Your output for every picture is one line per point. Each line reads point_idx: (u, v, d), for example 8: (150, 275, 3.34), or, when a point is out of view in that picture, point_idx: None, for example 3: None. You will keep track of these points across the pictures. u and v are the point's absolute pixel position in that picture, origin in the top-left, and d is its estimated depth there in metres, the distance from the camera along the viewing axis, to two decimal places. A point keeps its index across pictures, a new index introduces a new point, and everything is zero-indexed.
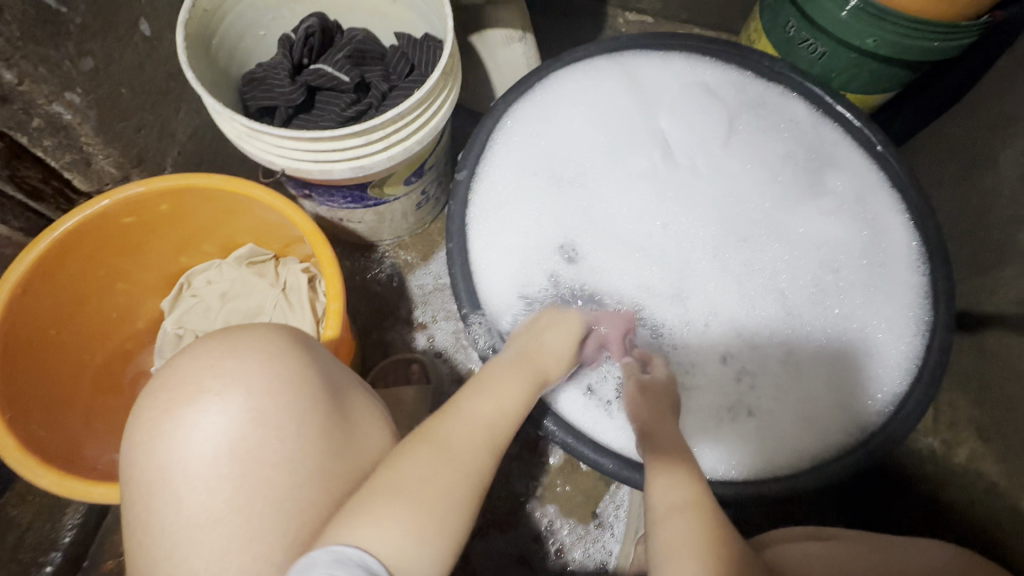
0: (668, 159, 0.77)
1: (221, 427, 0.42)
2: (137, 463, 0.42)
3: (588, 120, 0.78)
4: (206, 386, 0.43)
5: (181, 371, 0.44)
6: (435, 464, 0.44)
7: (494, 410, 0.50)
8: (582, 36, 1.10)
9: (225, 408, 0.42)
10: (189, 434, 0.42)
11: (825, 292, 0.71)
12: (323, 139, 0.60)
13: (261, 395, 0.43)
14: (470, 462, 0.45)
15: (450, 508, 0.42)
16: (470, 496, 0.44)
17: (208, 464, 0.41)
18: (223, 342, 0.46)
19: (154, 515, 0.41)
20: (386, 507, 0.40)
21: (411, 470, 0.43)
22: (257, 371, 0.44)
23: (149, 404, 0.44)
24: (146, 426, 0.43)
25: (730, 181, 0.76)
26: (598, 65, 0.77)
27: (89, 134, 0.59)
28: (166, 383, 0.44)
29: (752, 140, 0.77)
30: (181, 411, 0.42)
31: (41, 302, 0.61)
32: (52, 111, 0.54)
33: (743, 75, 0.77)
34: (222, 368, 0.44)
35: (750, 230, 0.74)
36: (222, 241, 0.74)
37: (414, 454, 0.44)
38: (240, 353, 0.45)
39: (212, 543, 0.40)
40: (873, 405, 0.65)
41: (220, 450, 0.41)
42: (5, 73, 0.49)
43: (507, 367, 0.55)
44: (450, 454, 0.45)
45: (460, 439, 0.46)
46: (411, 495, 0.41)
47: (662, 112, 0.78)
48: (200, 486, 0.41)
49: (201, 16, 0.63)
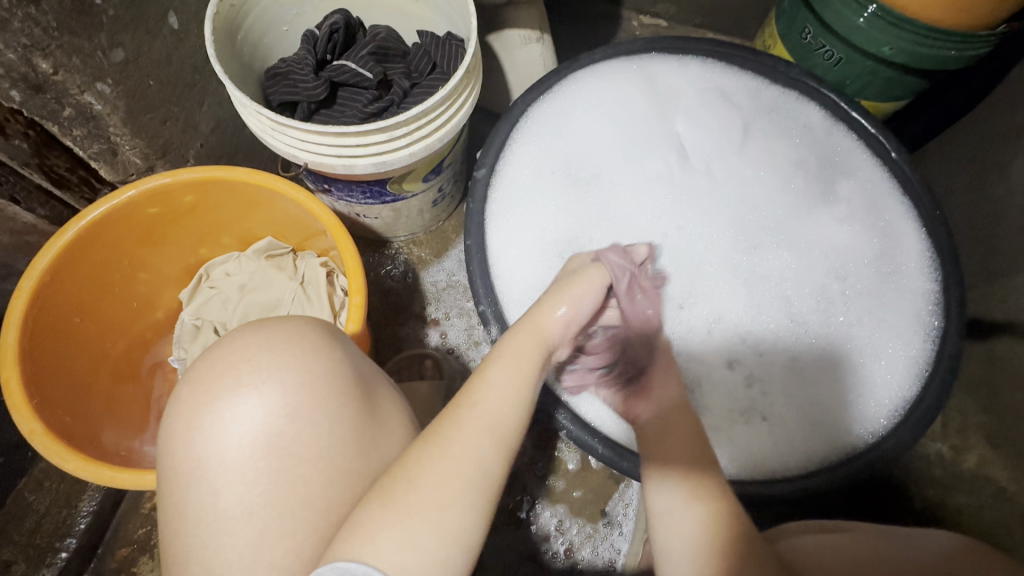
0: (684, 162, 0.78)
1: (257, 422, 0.42)
2: (179, 450, 0.43)
3: (607, 120, 0.78)
4: (244, 379, 0.43)
5: (221, 362, 0.45)
6: (451, 467, 0.43)
7: (502, 399, 0.48)
8: (597, 38, 1.11)
9: (258, 402, 0.43)
10: (229, 424, 0.42)
11: (836, 297, 0.72)
12: (349, 133, 0.61)
13: (304, 388, 0.44)
14: (481, 461, 0.44)
15: (459, 514, 0.41)
16: (484, 494, 0.43)
17: (243, 458, 0.42)
18: (259, 337, 0.46)
19: (190, 506, 0.41)
20: (399, 512, 0.40)
21: (426, 472, 0.42)
22: (295, 367, 0.44)
23: (189, 393, 0.44)
24: (187, 415, 0.43)
25: (744, 186, 0.77)
26: (618, 68, 0.78)
27: (117, 124, 0.59)
28: (207, 373, 0.45)
29: (766, 145, 0.78)
30: (218, 402, 0.43)
31: (67, 288, 0.61)
32: (83, 101, 0.55)
33: (759, 82, 0.78)
34: (260, 363, 0.44)
35: (760, 238, 0.75)
36: (242, 233, 0.75)
37: (424, 455, 0.43)
38: (276, 349, 0.45)
39: (247, 535, 0.40)
40: (885, 407, 0.66)
41: (255, 444, 0.42)
42: (41, 62, 0.50)
43: (513, 336, 0.54)
44: (461, 455, 0.44)
45: (472, 429, 0.45)
46: (428, 506, 0.41)
47: (679, 115, 0.79)
48: (236, 480, 0.41)
49: (228, 10, 0.64)
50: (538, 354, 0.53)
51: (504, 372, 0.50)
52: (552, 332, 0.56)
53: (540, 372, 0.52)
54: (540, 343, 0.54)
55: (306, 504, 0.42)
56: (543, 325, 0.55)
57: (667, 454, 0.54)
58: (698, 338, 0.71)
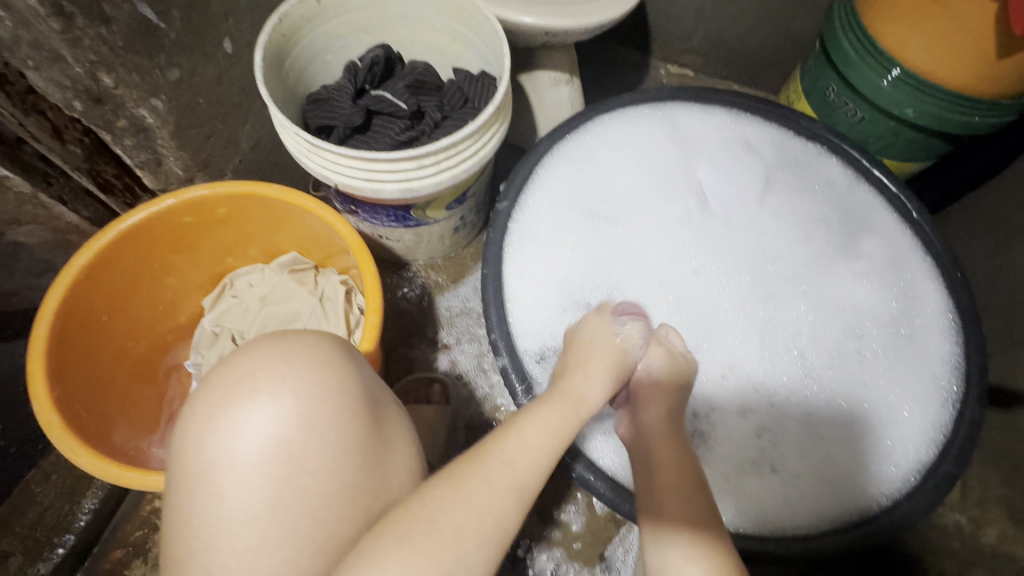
0: (702, 208, 0.79)
1: (269, 429, 0.43)
2: (190, 450, 0.43)
3: (630, 161, 0.81)
4: (259, 387, 0.44)
5: (238, 368, 0.45)
6: (464, 512, 0.42)
7: (530, 452, 0.47)
8: (625, 83, 1.16)
9: (272, 410, 0.43)
10: (242, 430, 0.43)
11: (847, 355, 0.71)
12: (379, 160, 0.64)
13: (316, 400, 0.44)
14: (498, 513, 0.43)
15: (469, 561, 0.41)
16: (490, 546, 0.42)
17: (249, 464, 0.42)
18: (277, 347, 0.47)
19: (197, 507, 0.41)
20: (408, 553, 0.39)
21: (440, 512, 0.42)
22: (310, 379, 0.45)
23: (205, 397, 0.45)
24: (200, 417, 0.44)
25: (763, 235, 0.78)
26: (643, 112, 0.81)
27: (165, 137, 0.63)
28: (226, 377, 0.45)
29: (783, 199, 0.79)
30: (232, 407, 0.43)
31: (98, 288, 0.64)
32: (137, 113, 0.58)
33: (783, 134, 0.80)
34: (275, 371, 0.45)
35: (777, 286, 0.75)
36: (268, 248, 0.77)
37: (442, 497, 0.43)
38: (292, 359, 0.46)
39: (248, 542, 0.41)
40: (901, 470, 0.64)
41: (265, 451, 0.42)
42: (104, 77, 0.53)
43: (546, 402, 0.53)
44: (481, 506, 0.43)
45: (495, 475, 0.44)
46: (440, 544, 0.40)
47: (700, 162, 0.81)
48: (242, 484, 0.42)
49: (279, 39, 0.69)
50: (574, 417, 0.52)
51: (535, 422, 0.50)
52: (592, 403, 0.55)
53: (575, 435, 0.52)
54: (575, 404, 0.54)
55: (308, 516, 0.42)
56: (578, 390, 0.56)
57: (668, 502, 0.49)
58: (708, 383, 0.71)
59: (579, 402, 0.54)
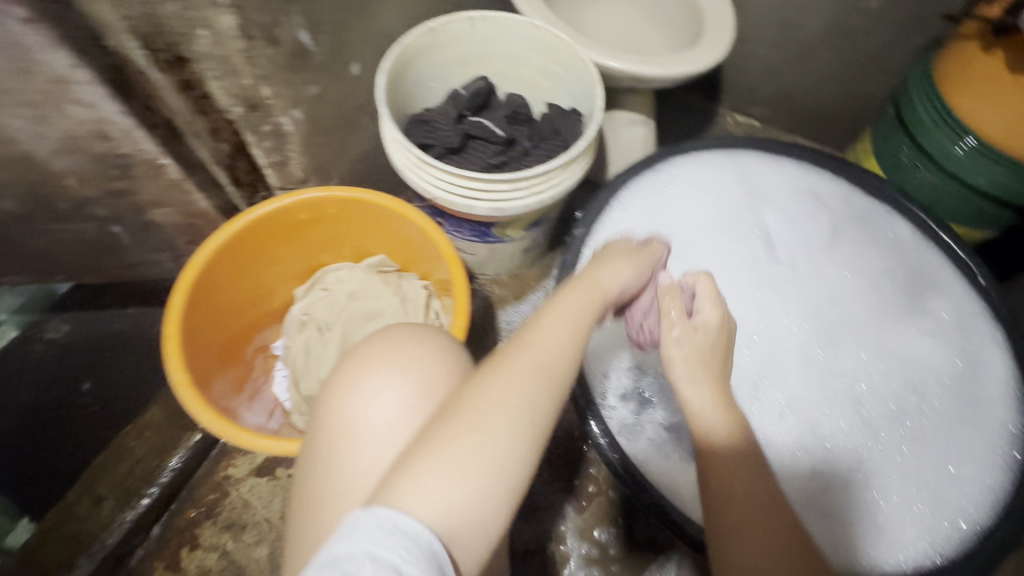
0: (769, 252, 0.83)
1: (399, 399, 0.48)
2: (332, 414, 0.49)
3: (702, 202, 0.85)
4: (390, 361, 0.49)
5: (373, 346, 0.51)
6: (499, 400, 0.40)
7: (557, 342, 0.44)
8: (693, 128, 1.21)
9: (402, 383, 0.48)
10: (377, 397, 0.48)
11: (908, 410, 0.72)
12: (478, 180, 0.71)
13: (437, 376, 0.49)
14: (530, 402, 0.40)
15: (512, 458, 0.38)
16: (529, 443, 0.39)
17: (384, 428, 0.47)
18: (404, 331, 0.52)
19: (336, 462, 0.47)
20: (443, 460, 0.37)
21: (481, 410, 0.39)
22: (432, 360, 0.50)
23: (346, 368, 0.51)
24: (340, 385, 0.50)
25: (828, 284, 0.81)
26: (717, 158, 0.87)
27: (295, 143, 0.73)
28: (363, 353, 0.51)
29: (851, 251, 0.82)
30: (368, 377, 0.49)
31: (224, 268, 0.72)
32: (280, 122, 0.69)
33: (854, 191, 0.84)
34: (407, 351, 0.50)
35: (838, 335, 0.78)
36: (359, 249, 0.85)
37: (476, 390, 0.41)
38: (418, 343, 0.51)
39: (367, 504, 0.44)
40: (960, 530, 0.64)
41: (396, 417, 0.47)
42: (263, 90, 0.64)
43: (571, 287, 0.49)
44: (514, 395, 0.40)
45: (531, 365, 0.42)
46: (478, 443, 0.38)
47: (768, 210, 0.85)
48: (376, 444, 0.46)
49: (399, 66, 0.78)
50: (595, 308, 0.49)
51: (550, 320, 0.46)
52: (613, 291, 0.52)
53: (594, 323, 0.48)
54: (596, 292, 0.50)
55: None
56: (597, 278, 0.51)
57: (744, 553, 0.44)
58: (766, 424, 0.73)
59: (601, 291, 0.50)
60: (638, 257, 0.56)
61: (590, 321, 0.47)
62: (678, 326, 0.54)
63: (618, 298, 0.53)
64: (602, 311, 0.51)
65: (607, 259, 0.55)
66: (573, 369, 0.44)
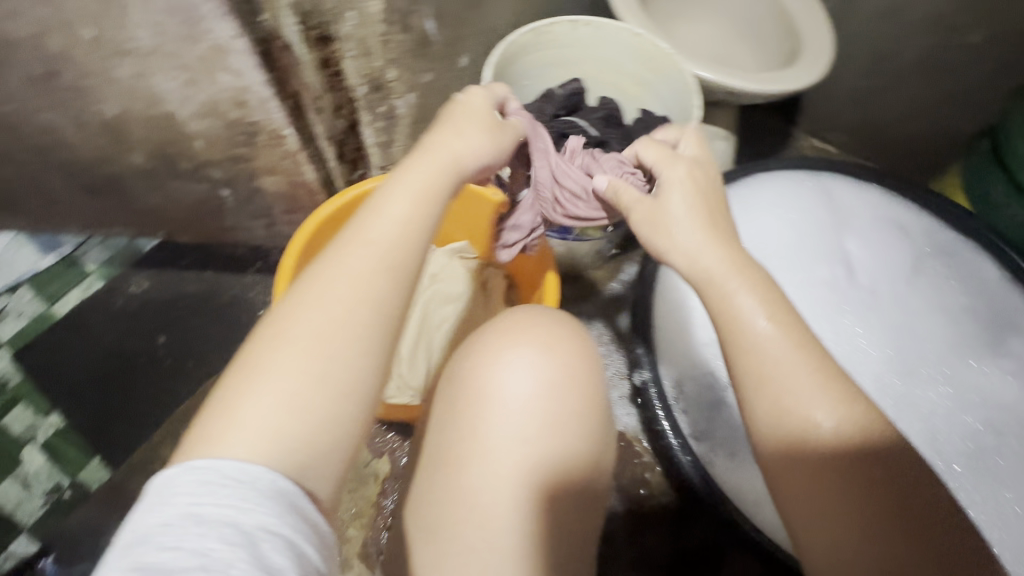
0: (849, 276, 0.83)
1: (537, 380, 0.47)
2: (465, 382, 0.48)
3: (784, 221, 0.86)
4: (526, 339, 0.48)
5: (510, 322, 0.50)
6: (320, 313, 0.42)
7: (391, 227, 0.46)
8: (770, 149, 1.20)
9: (536, 364, 0.47)
10: (511, 375, 0.47)
11: (984, 448, 0.71)
12: None
13: (570, 364, 0.48)
14: (380, 301, 0.44)
15: (353, 369, 0.42)
16: (367, 351, 0.43)
17: (517, 407, 0.46)
18: (539, 313, 0.51)
19: (463, 432, 0.46)
20: (257, 392, 0.39)
21: (294, 324, 0.42)
22: (567, 347, 0.49)
23: (483, 339, 0.50)
24: (474, 354, 0.49)
25: (908, 314, 0.80)
26: (802, 178, 0.87)
27: (402, 127, 0.80)
28: (499, 327, 0.50)
29: (934, 283, 0.81)
30: (504, 352, 0.48)
31: (324, 239, 0.76)
32: (393, 104, 0.76)
33: (937, 223, 0.83)
34: (542, 333, 0.49)
35: (916, 366, 0.77)
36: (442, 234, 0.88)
37: (287, 312, 0.43)
38: (550, 326, 0.50)
39: (498, 471, 0.44)
40: None
41: (531, 398, 0.46)
42: (388, 73, 0.71)
43: (418, 160, 0.50)
44: (325, 300, 0.43)
45: (358, 268, 0.44)
46: (286, 363, 0.40)
47: (851, 234, 0.85)
48: (508, 423, 0.45)
49: (504, 61, 0.81)
50: (450, 177, 0.50)
51: (392, 209, 0.47)
52: (469, 164, 0.52)
53: (449, 199, 0.50)
54: (447, 158, 0.50)
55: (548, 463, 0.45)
56: (452, 149, 0.51)
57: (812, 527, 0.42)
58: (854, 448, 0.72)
59: (455, 158, 0.51)
60: (500, 131, 0.55)
61: (445, 202, 0.50)
62: (642, 208, 0.51)
63: (478, 172, 0.54)
64: (459, 187, 0.52)
65: (463, 119, 0.53)
66: (417, 272, 0.47)
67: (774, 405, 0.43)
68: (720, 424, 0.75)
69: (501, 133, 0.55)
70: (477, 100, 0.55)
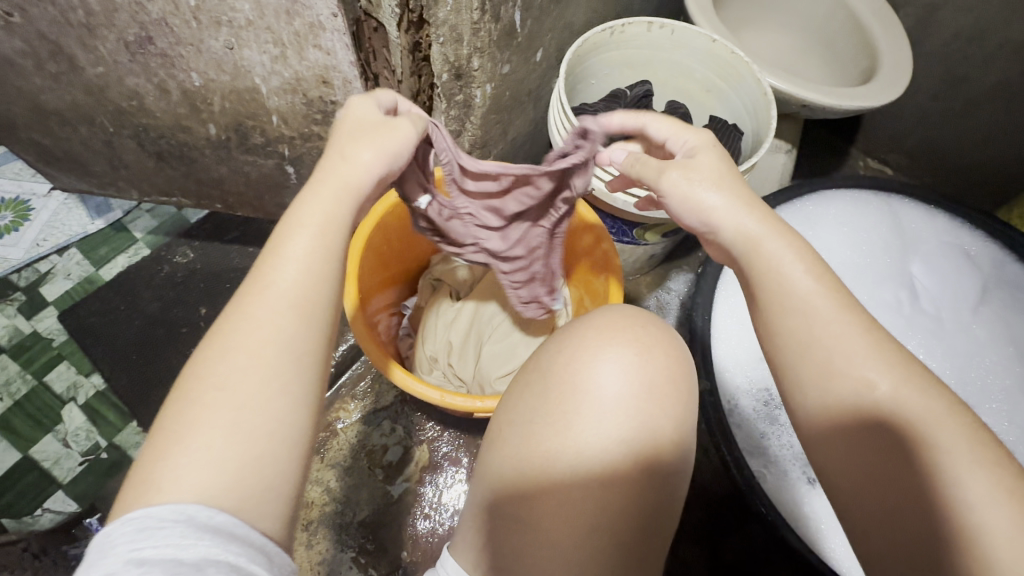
0: (913, 301, 0.81)
1: (629, 383, 0.46)
2: (556, 375, 0.48)
3: (848, 239, 0.84)
4: (620, 341, 0.48)
5: (603, 322, 0.50)
6: (243, 357, 0.39)
7: (297, 266, 0.42)
8: (826, 166, 1.19)
9: (629, 367, 0.47)
10: (604, 376, 0.46)
11: None
12: None
13: (663, 371, 0.47)
14: (297, 341, 0.40)
15: (278, 411, 0.39)
16: (299, 390, 0.40)
17: (607, 407, 0.45)
18: (633, 316, 0.51)
19: (550, 425, 0.45)
20: (186, 442, 0.36)
21: (217, 372, 0.38)
22: (660, 354, 0.48)
23: (576, 336, 0.50)
24: (566, 349, 0.49)
25: (973, 344, 0.78)
26: (868, 198, 0.86)
27: (476, 117, 0.76)
28: (593, 325, 0.50)
29: (1003, 315, 0.79)
30: (596, 351, 0.47)
31: (392, 223, 0.77)
32: (473, 93, 0.72)
33: (1006, 253, 0.80)
34: (636, 336, 0.49)
35: (977, 398, 0.75)
36: None
37: (204, 363, 0.39)
38: (643, 331, 0.49)
39: (580, 465, 0.43)
40: None
41: (622, 400, 0.45)
42: (473, 61, 0.66)
43: (305, 195, 0.44)
44: (250, 346, 0.39)
45: (269, 312, 0.40)
46: (222, 411, 0.37)
47: (915, 259, 0.83)
48: (596, 422, 0.45)
49: (578, 58, 0.81)
50: (350, 203, 0.45)
51: (292, 245, 0.42)
52: (364, 184, 0.46)
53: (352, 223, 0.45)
54: (341, 183, 0.45)
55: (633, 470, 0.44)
56: (344, 170, 0.45)
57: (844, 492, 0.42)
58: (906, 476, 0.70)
59: (348, 182, 0.45)
60: (388, 137, 0.47)
61: (346, 225, 0.45)
62: (672, 166, 0.49)
63: (378, 187, 0.48)
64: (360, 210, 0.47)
65: (347, 138, 0.47)
66: (332, 307, 0.43)
67: (822, 382, 0.42)
68: (775, 440, 0.74)
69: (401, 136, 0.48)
70: (356, 112, 0.48)
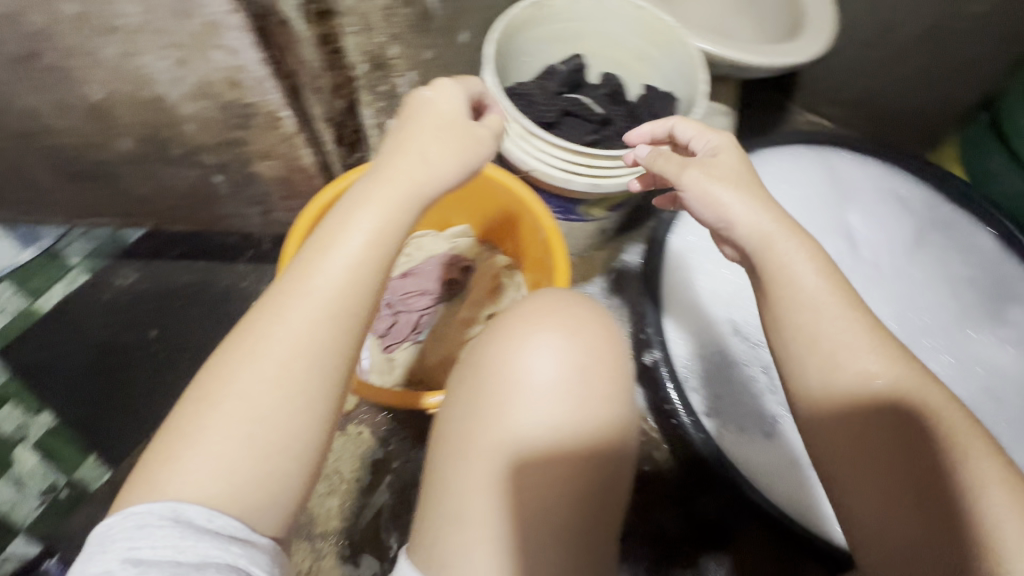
0: (853, 251, 0.83)
1: (556, 367, 0.47)
2: (487, 367, 0.49)
3: (789, 195, 0.85)
4: (546, 326, 0.49)
5: (531, 309, 0.51)
6: (257, 367, 0.42)
7: (338, 275, 0.43)
8: (768, 125, 1.20)
9: (555, 352, 0.48)
10: (532, 363, 0.47)
11: (984, 417, 0.72)
12: (581, 153, 0.71)
13: (591, 351, 0.48)
14: (305, 349, 0.42)
15: (281, 418, 0.42)
16: (303, 399, 0.42)
17: (535, 395, 0.46)
18: (560, 299, 0.52)
19: (483, 417, 0.47)
20: (194, 446, 0.40)
21: (237, 382, 0.42)
22: (587, 334, 0.49)
23: (506, 325, 0.51)
24: (495, 340, 0.50)
25: (911, 286, 0.81)
26: (805, 153, 0.87)
27: (402, 105, 0.80)
28: (520, 313, 0.51)
29: (935, 255, 0.82)
30: (523, 339, 0.49)
31: None
32: (395, 83, 0.76)
33: (935, 196, 0.84)
34: (562, 320, 0.50)
35: (918, 337, 0.78)
36: (440, 220, 0.89)
37: (235, 367, 0.42)
38: (570, 313, 0.50)
39: (511, 454, 0.45)
40: None
41: (550, 386, 0.46)
42: (388, 49, 0.71)
43: (373, 196, 0.46)
44: (260, 355, 0.42)
45: (303, 323, 0.43)
46: (228, 415, 0.41)
47: (854, 209, 0.85)
48: (527, 410, 0.46)
49: (504, 37, 0.79)
50: (411, 206, 0.46)
51: (349, 248, 0.44)
52: (434, 189, 0.48)
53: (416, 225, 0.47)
54: (411, 188, 0.47)
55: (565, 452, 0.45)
56: (405, 174, 0.46)
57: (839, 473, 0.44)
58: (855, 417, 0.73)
59: (419, 186, 0.47)
60: (465, 146, 0.49)
61: (405, 230, 0.47)
62: (694, 165, 0.51)
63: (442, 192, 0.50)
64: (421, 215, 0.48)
65: (415, 135, 0.48)
66: (366, 316, 0.45)
67: (827, 376, 0.44)
68: (729, 400, 0.76)
69: (470, 137, 0.50)
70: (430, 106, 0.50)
